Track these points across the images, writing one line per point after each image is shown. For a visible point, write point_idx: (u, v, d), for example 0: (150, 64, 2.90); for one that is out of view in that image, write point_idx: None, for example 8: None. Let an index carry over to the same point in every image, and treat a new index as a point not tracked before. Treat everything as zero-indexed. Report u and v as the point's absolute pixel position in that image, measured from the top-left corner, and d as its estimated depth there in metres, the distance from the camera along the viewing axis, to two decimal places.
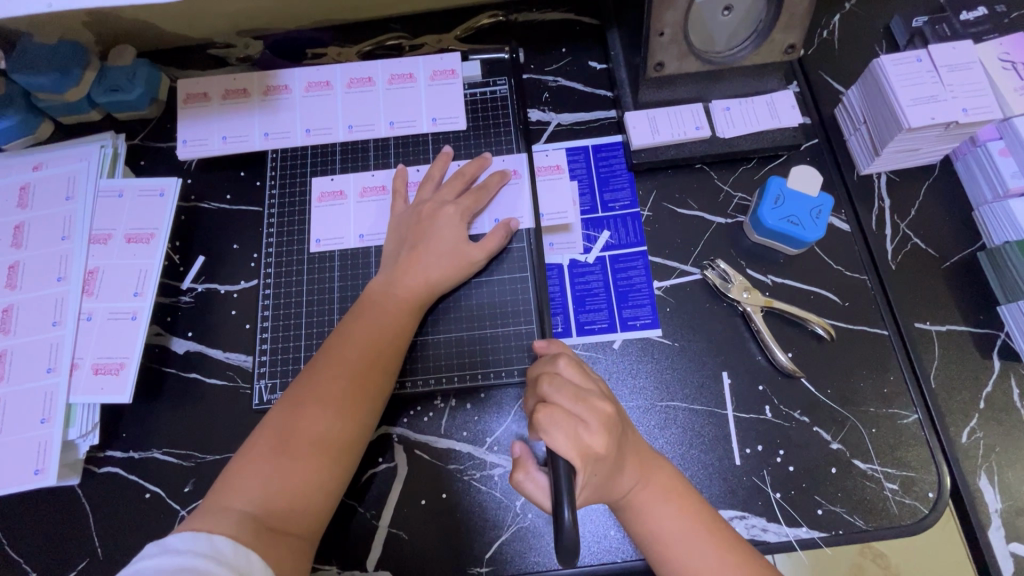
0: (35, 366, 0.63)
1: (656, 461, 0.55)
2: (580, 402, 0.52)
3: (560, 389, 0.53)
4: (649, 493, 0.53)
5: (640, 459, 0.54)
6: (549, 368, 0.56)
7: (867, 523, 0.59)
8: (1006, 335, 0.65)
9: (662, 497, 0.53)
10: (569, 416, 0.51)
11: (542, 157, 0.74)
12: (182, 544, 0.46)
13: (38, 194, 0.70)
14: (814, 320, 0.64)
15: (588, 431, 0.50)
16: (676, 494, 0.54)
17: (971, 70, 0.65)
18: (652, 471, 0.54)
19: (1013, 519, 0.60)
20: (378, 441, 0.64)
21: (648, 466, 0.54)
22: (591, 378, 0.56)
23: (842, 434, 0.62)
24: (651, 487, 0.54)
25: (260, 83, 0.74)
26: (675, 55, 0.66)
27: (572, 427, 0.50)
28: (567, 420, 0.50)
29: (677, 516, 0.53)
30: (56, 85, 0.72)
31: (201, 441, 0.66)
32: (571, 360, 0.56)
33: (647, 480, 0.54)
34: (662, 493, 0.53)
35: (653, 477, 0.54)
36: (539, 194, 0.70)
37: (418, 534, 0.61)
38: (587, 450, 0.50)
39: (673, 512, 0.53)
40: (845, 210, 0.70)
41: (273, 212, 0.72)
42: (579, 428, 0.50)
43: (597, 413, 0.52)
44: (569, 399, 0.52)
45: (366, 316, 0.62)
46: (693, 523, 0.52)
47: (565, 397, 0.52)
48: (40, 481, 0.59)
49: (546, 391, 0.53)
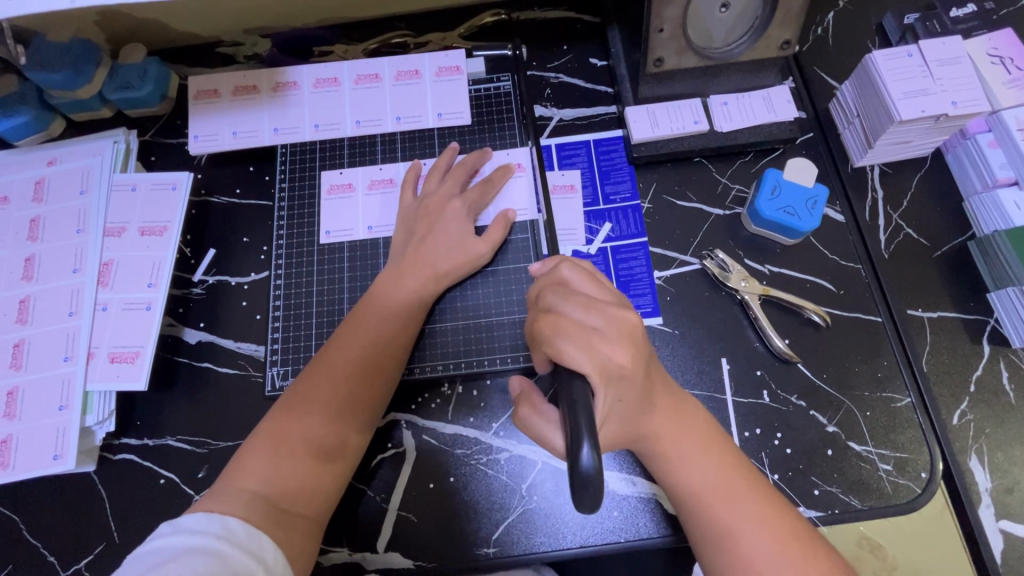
0: (52, 355, 0.65)
1: (689, 407, 0.57)
2: (591, 308, 0.51)
3: (567, 298, 0.52)
4: (685, 443, 0.55)
5: (674, 404, 0.56)
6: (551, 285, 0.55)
7: (862, 503, 0.61)
8: (995, 321, 0.67)
9: (698, 448, 0.55)
10: (581, 327, 0.50)
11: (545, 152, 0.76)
12: (196, 524, 0.48)
13: (53, 188, 0.72)
14: (810, 307, 0.66)
15: (607, 351, 0.49)
16: (714, 446, 0.55)
17: (959, 64, 0.67)
18: (688, 422, 0.56)
19: (1003, 498, 0.62)
20: (385, 427, 0.66)
21: (682, 412, 0.56)
22: (601, 287, 0.55)
23: (837, 417, 0.64)
24: (687, 435, 0.55)
25: (269, 79, 0.76)
26: (674, 50, 0.68)
27: (588, 339, 0.49)
28: (579, 332, 0.49)
29: (715, 466, 0.54)
30: (69, 83, 0.73)
31: (214, 428, 0.67)
32: (581, 272, 0.55)
33: (681, 428, 0.55)
34: (696, 438, 0.55)
35: (688, 425, 0.55)
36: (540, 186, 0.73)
37: (426, 517, 0.63)
38: (607, 367, 0.49)
39: (711, 462, 0.54)
40: (840, 202, 0.72)
41: (282, 206, 0.74)
42: (593, 339, 0.49)
43: (613, 322, 0.51)
44: (579, 307, 0.51)
45: (376, 304, 0.64)
46: (729, 474, 0.54)
47: (575, 304, 0.51)
48: (59, 466, 0.61)
49: (553, 300, 0.52)
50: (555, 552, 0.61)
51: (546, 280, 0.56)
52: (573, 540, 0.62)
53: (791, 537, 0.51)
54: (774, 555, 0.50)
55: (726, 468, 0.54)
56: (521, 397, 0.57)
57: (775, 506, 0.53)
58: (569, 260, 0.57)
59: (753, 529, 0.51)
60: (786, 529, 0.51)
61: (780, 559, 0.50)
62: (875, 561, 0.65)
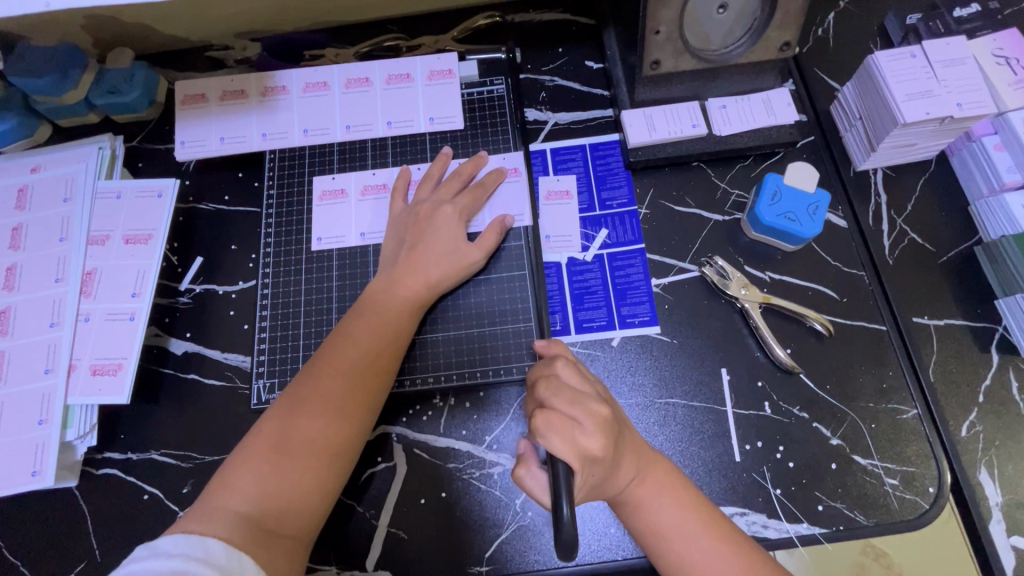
0: (32, 367, 0.63)
1: (654, 455, 0.55)
2: (576, 402, 0.53)
3: (556, 394, 0.53)
4: (648, 488, 0.53)
5: (638, 455, 0.54)
6: (546, 372, 0.56)
7: (867, 519, 0.59)
8: (1003, 329, 0.65)
9: (660, 492, 0.53)
10: (566, 419, 0.51)
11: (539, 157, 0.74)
12: (173, 547, 0.46)
13: (36, 196, 0.70)
14: (813, 316, 0.64)
15: (586, 436, 0.50)
16: (676, 490, 0.53)
17: (964, 65, 0.65)
18: (650, 467, 0.54)
19: (1014, 512, 0.60)
20: (376, 440, 0.64)
21: (648, 462, 0.54)
22: (589, 382, 0.55)
23: (841, 430, 0.62)
24: (652, 482, 0.53)
25: (258, 84, 0.74)
26: (671, 53, 0.66)
27: (567, 429, 0.50)
28: (563, 423, 0.51)
29: (680, 510, 0.52)
30: (54, 88, 0.72)
31: (200, 441, 0.65)
32: (569, 364, 0.57)
33: (646, 477, 0.54)
34: (661, 488, 0.53)
35: (651, 471, 0.54)
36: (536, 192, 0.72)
37: (417, 534, 0.61)
38: (585, 453, 0.50)
39: (673, 507, 0.53)
40: (842, 207, 0.70)
41: (271, 212, 0.72)
42: (575, 430, 0.50)
43: (592, 413, 0.52)
44: (566, 401, 0.53)
45: (365, 316, 0.62)
46: (694, 518, 0.52)
47: (563, 399, 0.53)
48: (38, 483, 0.59)
49: (543, 395, 0.54)
50: (549, 571, 0.59)
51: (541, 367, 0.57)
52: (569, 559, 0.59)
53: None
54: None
55: (692, 513, 0.52)
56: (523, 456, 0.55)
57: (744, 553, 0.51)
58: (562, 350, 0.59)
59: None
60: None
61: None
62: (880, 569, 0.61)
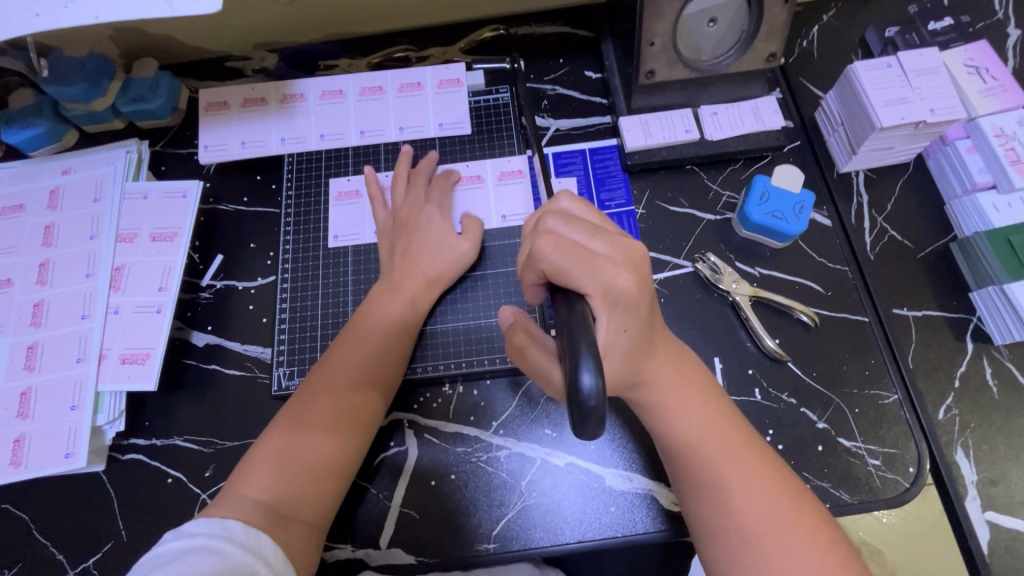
0: (65, 357, 0.67)
1: (688, 366, 0.58)
2: (598, 236, 0.49)
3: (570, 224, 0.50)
4: (686, 394, 0.56)
5: (674, 357, 0.57)
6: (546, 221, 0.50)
7: (852, 497, 0.63)
8: (977, 319, 0.69)
9: (699, 400, 0.56)
10: (585, 250, 0.48)
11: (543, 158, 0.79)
12: (197, 528, 0.50)
13: (67, 196, 0.74)
14: (799, 308, 0.69)
15: (609, 273, 0.47)
16: (710, 403, 0.57)
17: (937, 74, 0.70)
18: (687, 378, 0.57)
19: (989, 490, 0.63)
20: (388, 426, 0.68)
21: (683, 366, 0.57)
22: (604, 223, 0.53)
23: (827, 414, 0.66)
24: (690, 388, 0.56)
25: (276, 91, 0.79)
26: (665, 63, 0.71)
27: (592, 261, 0.47)
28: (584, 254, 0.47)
29: (718, 420, 0.56)
30: (84, 95, 0.76)
31: (222, 428, 0.69)
32: (575, 199, 0.54)
33: (681, 383, 0.56)
34: (699, 396, 0.56)
35: (689, 378, 0.57)
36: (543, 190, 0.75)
37: (428, 514, 0.65)
38: (611, 293, 0.47)
39: (708, 417, 0.55)
40: (827, 207, 0.74)
41: (289, 213, 0.76)
42: (601, 262, 0.47)
43: (619, 249, 0.49)
44: (585, 232, 0.49)
45: (371, 313, 0.66)
46: (726, 427, 0.55)
47: (581, 231, 0.49)
48: (70, 465, 0.63)
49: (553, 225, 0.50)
50: (554, 547, 0.63)
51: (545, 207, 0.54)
52: (573, 536, 0.63)
53: (785, 487, 0.52)
54: (769, 506, 0.51)
55: (721, 427, 0.55)
56: (514, 327, 0.57)
57: (771, 463, 0.54)
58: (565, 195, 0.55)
59: (750, 481, 0.52)
60: (783, 486, 0.52)
61: (768, 498, 0.51)
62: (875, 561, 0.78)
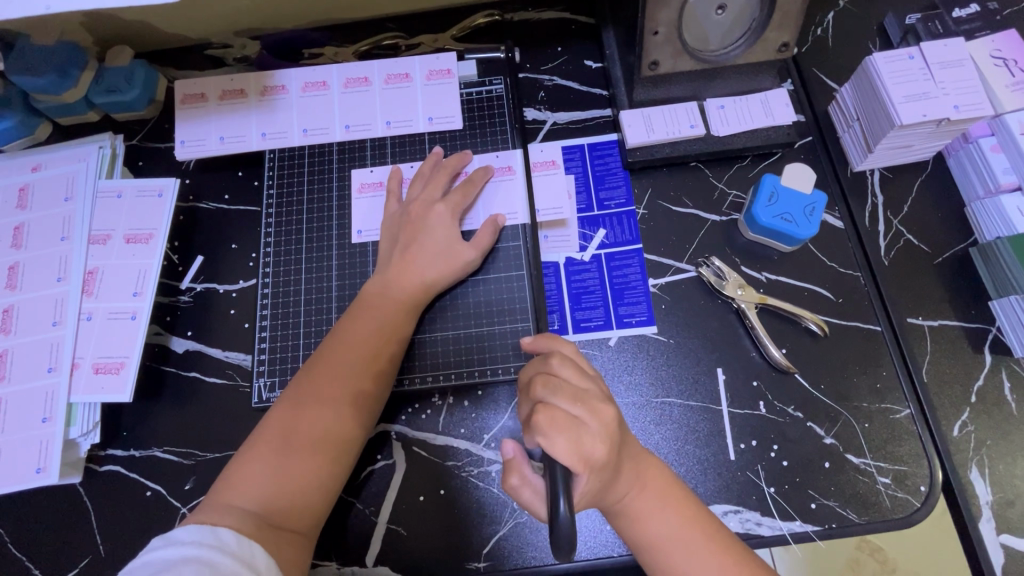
0: (36, 366, 0.64)
1: (648, 464, 0.54)
2: (580, 402, 0.50)
3: (558, 389, 0.51)
4: (648, 501, 0.52)
5: (635, 464, 0.53)
6: (543, 369, 0.53)
7: (860, 517, 0.60)
8: (997, 330, 0.65)
9: (658, 505, 0.52)
10: (570, 420, 0.49)
11: (536, 154, 0.74)
12: (187, 536, 0.47)
13: (37, 195, 0.70)
14: (808, 316, 0.65)
15: (590, 445, 0.48)
16: (674, 500, 0.53)
17: (962, 67, 0.65)
18: (647, 477, 0.53)
19: (1004, 511, 0.61)
20: (376, 438, 0.65)
21: (645, 469, 0.54)
22: (588, 378, 0.53)
23: (835, 429, 0.63)
24: (650, 492, 0.53)
25: (257, 83, 0.75)
26: (670, 54, 0.66)
27: (571, 435, 0.48)
28: (569, 424, 0.48)
29: (682, 523, 0.52)
30: (54, 86, 0.72)
31: (202, 438, 0.66)
32: (566, 358, 0.54)
33: (642, 485, 0.53)
34: (659, 498, 0.53)
35: (649, 481, 0.53)
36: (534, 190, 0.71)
37: (417, 530, 0.62)
38: (589, 459, 0.47)
39: (671, 518, 0.52)
40: (839, 208, 0.70)
41: (270, 213, 0.72)
42: (582, 434, 0.48)
43: (596, 415, 0.50)
44: (568, 400, 0.50)
45: (352, 332, 0.61)
46: (688, 526, 0.52)
47: (564, 397, 0.50)
48: (42, 480, 0.60)
49: (541, 393, 0.51)
50: (547, 567, 0.60)
51: (535, 365, 0.55)
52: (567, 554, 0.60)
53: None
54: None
55: (688, 526, 0.52)
56: (510, 464, 0.51)
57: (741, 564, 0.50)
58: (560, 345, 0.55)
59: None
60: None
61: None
62: (875, 564, 0.69)
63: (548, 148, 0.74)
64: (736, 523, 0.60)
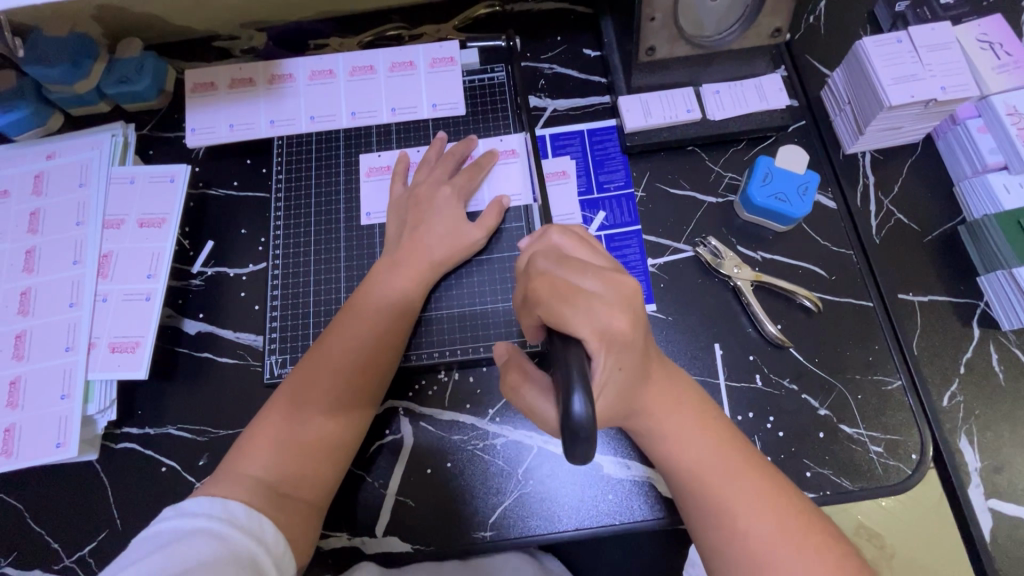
0: (53, 346, 0.66)
1: (683, 386, 0.55)
2: (589, 274, 0.46)
3: (563, 262, 0.47)
4: (680, 418, 0.53)
5: (667, 385, 0.54)
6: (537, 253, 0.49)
7: (853, 484, 0.62)
8: (985, 305, 0.68)
9: (692, 423, 0.53)
10: (579, 291, 0.45)
11: (547, 162, 0.76)
12: (198, 507, 0.49)
13: (52, 181, 0.72)
14: (802, 293, 0.67)
15: (603, 314, 0.45)
16: (705, 422, 0.54)
17: (949, 49, 0.68)
18: (681, 397, 0.54)
19: (992, 477, 0.63)
20: (384, 414, 0.67)
21: (680, 390, 0.55)
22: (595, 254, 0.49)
23: (829, 400, 0.65)
24: (683, 414, 0.54)
25: (265, 72, 0.77)
26: (666, 39, 0.68)
27: (584, 305, 0.44)
28: (580, 296, 0.45)
29: (714, 441, 0.53)
30: (67, 76, 0.74)
31: (215, 416, 0.68)
32: (569, 238, 0.51)
33: (676, 404, 0.54)
34: (693, 416, 0.54)
35: (682, 402, 0.54)
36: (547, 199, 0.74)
37: (424, 502, 0.64)
38: (605, 332, 0.44)
39: (703, 436, 0.53)
40: (832, 188, 0.72)
41: (280, 197, 0.75)
42: (594, 306, 0.45)
43: (612, 286, 0.46)
44: (577, 272, 0.46)
45: (362, 307, 0.64)
46: (721, 450, 0.53)
47: (566, 269, 0.46)
48: (62, 454, 0.62)
49: (545, 265, 0.47)
50: (552, 535, 0.62)
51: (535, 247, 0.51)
52: (570, 523, 0.63)
53: (786, 509, 0.50)
54: (772, 525, 0.49)
55: (721, 447, 0.53)
56: (508, 365, 0.53)
57: (772, 480, 0.52)
58: (558, 232, 0.51)
59: (749, 495, 0.50)
60: (781, 503, 0.50)
61: (767, 504, 0.50)
62: (874, 550, 0.63)
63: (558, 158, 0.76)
64: None
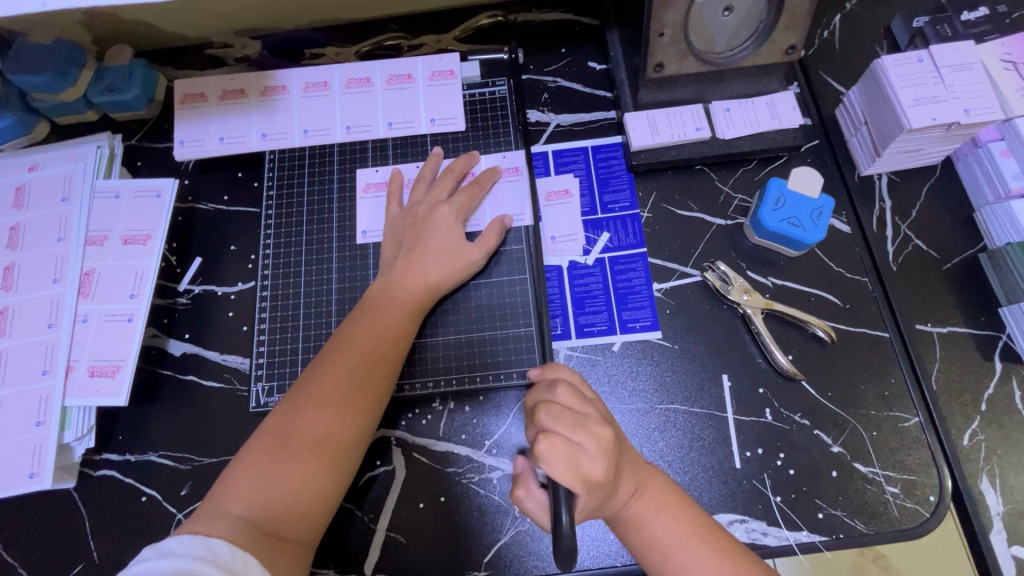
0: (30, 368, 0.63)
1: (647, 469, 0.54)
2: (581, 428, 0.49)
3: (558, 416, 0.50)
4: (645, 502, 0.52)
5: (635, 469, 0.53)
6: (546, 395, 0.52)
7: (867, 527, 0.59)
8: (1007, 337, 0.64)
9: (657, 507, 0.52)
10: (568, 445, 0.48)
11: (549, 181, 0.73)
12: (180, 547, 0.46)
13: (34, 195, 0.69)
14: (815, 322, 0.64)
15: (588, 463, 0.48)
16: (671, 502, 0.52)
17: (972, 70, 0.64)
18: (646, 482, 0.53)
19: (1014, 522, 0.60)
20: (377, 444, 0.64)
21: (644, 474, 0.53)
22: (588, 403, 0.52)
23: (842, 437, 0.62)
24: (647, 495, 0.52)
25: (257, 83, 0.74)
26: (675, 55, 0.65)
27: (572, 457, 0.47)
28: (567, 449, 0.47)
29: (678, 523, 0.51)
30: (51, 85, 0.71)
31: (198, 443, 0.65)
32: (570, 387, 0.53)
33: (640, 490, 0.52)
34: (657, 502, 0.52)
35: (647, 484, 0.53)
36: (549, 219, 0.71)
37: (417, 537, 0.61)
38: (586, 481, 0.47)
39: (669, 521, 0.51)
40: (846, 212, 0.69)
41: (271, 213, 0.72)
42: (579, 456, 0.48)
43: (596, 438, 0.49)
44: (568, 426, 0.49)
45: (354, 340, 0.60)
46: (694, 532, 0.51)
47: (564, 424, 0.49)
48: (35, 485, 0.59)
49: (543, 421, 0.50)
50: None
51: (538, 391, 0.54)
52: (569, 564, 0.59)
53: None
54: None
55: (686, 525, 0.51)
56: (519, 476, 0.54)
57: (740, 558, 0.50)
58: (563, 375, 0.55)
59: None
60: None
61: None
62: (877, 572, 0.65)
63: (560, 176, 0.73)
64: (741, 533, 0.59)
